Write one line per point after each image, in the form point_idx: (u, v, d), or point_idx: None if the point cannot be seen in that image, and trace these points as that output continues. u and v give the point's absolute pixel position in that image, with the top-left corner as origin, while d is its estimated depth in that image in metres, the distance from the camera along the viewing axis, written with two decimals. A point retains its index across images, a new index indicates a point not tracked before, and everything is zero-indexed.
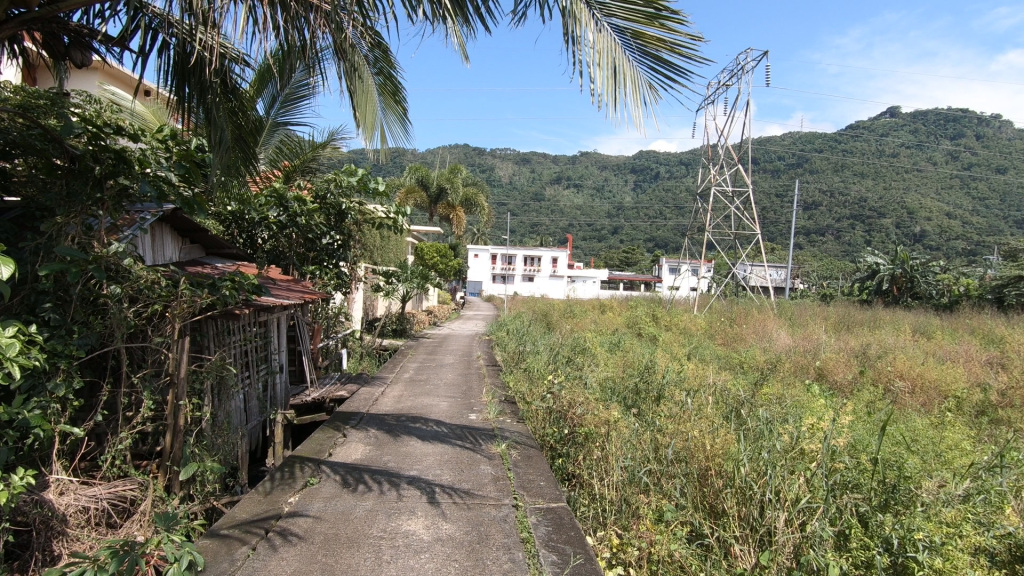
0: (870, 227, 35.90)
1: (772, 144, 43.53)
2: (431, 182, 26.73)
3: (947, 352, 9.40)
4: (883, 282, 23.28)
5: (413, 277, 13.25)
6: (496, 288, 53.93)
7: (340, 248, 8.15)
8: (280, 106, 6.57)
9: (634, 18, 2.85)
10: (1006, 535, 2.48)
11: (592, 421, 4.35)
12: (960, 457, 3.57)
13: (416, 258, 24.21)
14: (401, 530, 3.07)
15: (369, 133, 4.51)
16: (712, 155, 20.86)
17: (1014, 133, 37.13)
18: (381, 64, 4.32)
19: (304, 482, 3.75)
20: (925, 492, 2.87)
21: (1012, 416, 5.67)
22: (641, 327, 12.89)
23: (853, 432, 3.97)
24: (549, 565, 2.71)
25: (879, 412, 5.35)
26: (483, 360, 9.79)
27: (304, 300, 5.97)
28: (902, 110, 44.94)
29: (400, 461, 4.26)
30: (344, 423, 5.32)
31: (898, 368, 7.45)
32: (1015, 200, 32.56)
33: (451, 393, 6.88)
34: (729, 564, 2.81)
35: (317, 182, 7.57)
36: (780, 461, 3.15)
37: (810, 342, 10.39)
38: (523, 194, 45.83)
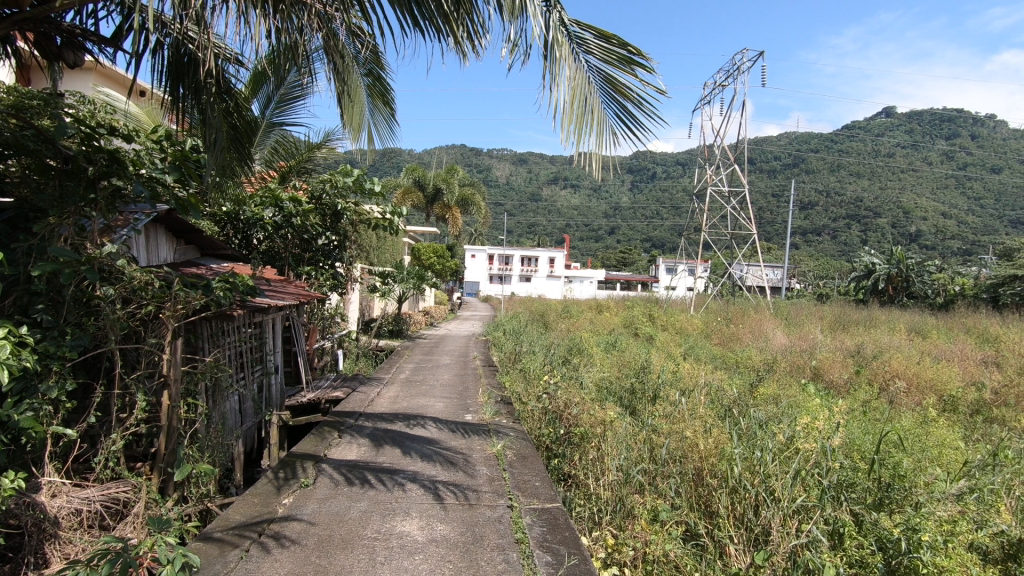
0: (866, 228, 35.91)
1: (769, 143, 43.61)
2: (427, 182, 26.71)
3: (942, 352, 9.40)
4: (879, 282, 23.33)
5: (410, 277, 13.25)
6: (493, 288, 53.98)
7: (337, 249, 8.22)
8: (275, 106, 6.50)
9: (609, 59, 3.05)
10: (999, 533, 2.52)
11: (587, 421, 4.35)
12: (952, 455, 3.58)
13: (412, 258, 24.12)
14: (396, 531, 3.06)
15: (357, 133, 4.62)
16: (708, 155, 20.90)
17: (1009, 133, 37.38)
18: (371, 65, 4.37)
19: (300, 482, 3.74)
20: (921, 492, 2.84)
21: (1005, 415, 5.69)
22: (637, 328, 12.88)
23: (849, 432, 3.96)
24: (544, 566, 2.71)
25: (877, 412, 5.36)
26: (479, 360, 9.82)
27: (300, 299, 5.95)
28: (898, 111, 45.16)
29: (395, 462, 4.26)
30: (339, 424, 5.31)
31: (893, 368, 7.46)
32: (1010, 199, 32.71)
33: (446, 394, 6.89)
34: (724, 564, 2.83)
35: (313, 182, 7.55)
36: (773, 460, 3.18)
37: (806, 342, 10.41)
38: (522, 194, 44.60)
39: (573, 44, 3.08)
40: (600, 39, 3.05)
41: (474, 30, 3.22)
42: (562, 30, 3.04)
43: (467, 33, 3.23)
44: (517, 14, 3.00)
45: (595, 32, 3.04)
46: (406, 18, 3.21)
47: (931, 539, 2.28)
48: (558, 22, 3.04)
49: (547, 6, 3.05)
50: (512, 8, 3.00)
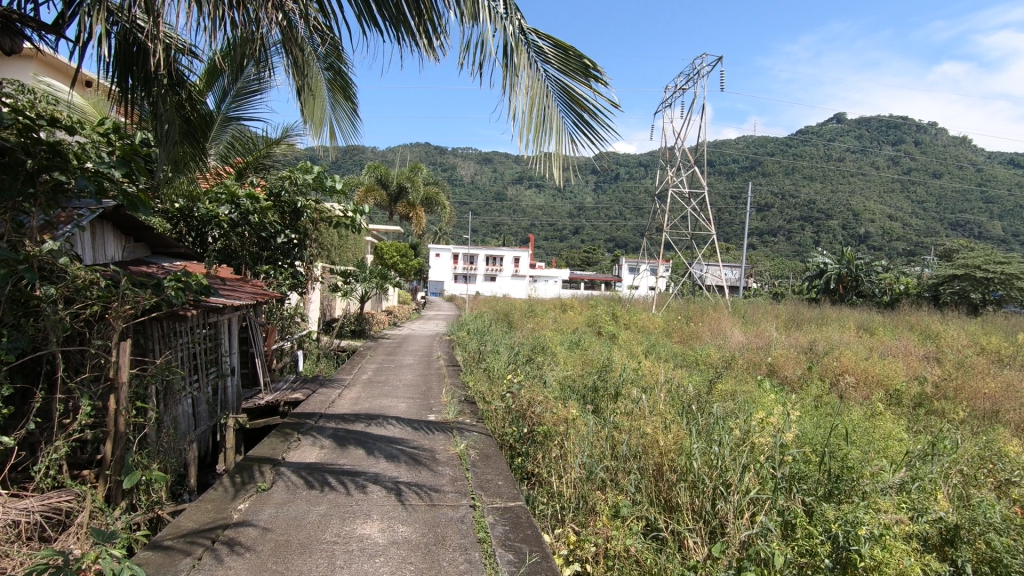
0: (819, 229, 37.31)
1: (728, 146, 44.72)
2: (390, 181, 26.40)
3: (888, 348, 9.87)
4: (830, 282, 24.19)
5: (372, 277, 13.06)
6: (458, 288, 53.73)
7: (297, 248, 8.04)
8: (231, 100, 6.23)
9: (567, 70, 3.18)
10: (937, 520, 2.65)
11: (551, 420, 4.37)
12: (896, 445, 3.77)
13: (374, 258, 23.76)
14: (356, 534, 3.01)
15: (319, 129, 4.59)
16: (669, 157, 21.27)
17: (949, 141, 39.57)
18: (332, 59, 4.29)
19: (256, 486, 3.63)
20: (867, 482, 2.97)
21: (945, 407, 6.03)
22: (600, 327, 13.05)
23: (801, 425, 4.11)
24: (505, 565, 2.71)
25: (828, 406, 5.58)
26: (443, 360, 9.78)
27: (256, 298, 5.79)
28: (848, 117, 47.10)
29: (357, 463, 4.18)
30: (299, 426, 5.19)
31: (843, 363, 7.78)
32: (950, 203, 34.58)
33: (410, 394, 6.82)
34: (683, 556, 2.90)
35: (271, 179, 7.35)
36: (731, 454, 3.27)
37: (762, 339, 10.76)
38: (485, 194, 44.56)
39: (531, 52, 3.19)
40: (557, 49, 3.17)
41: (435, 34, 3.23)
42: (521, 39, 3.15)
43: (426, 36, 3.22)
44: (476, 21, 3.07)
45: (553, 42, 3.15)
46: (365, 16, 3.18)
47: (869, 531, 2.33)
48: (517, 30, 3.13)
49: (506, 14, 3.15)
50: (471, 14, 3.10)
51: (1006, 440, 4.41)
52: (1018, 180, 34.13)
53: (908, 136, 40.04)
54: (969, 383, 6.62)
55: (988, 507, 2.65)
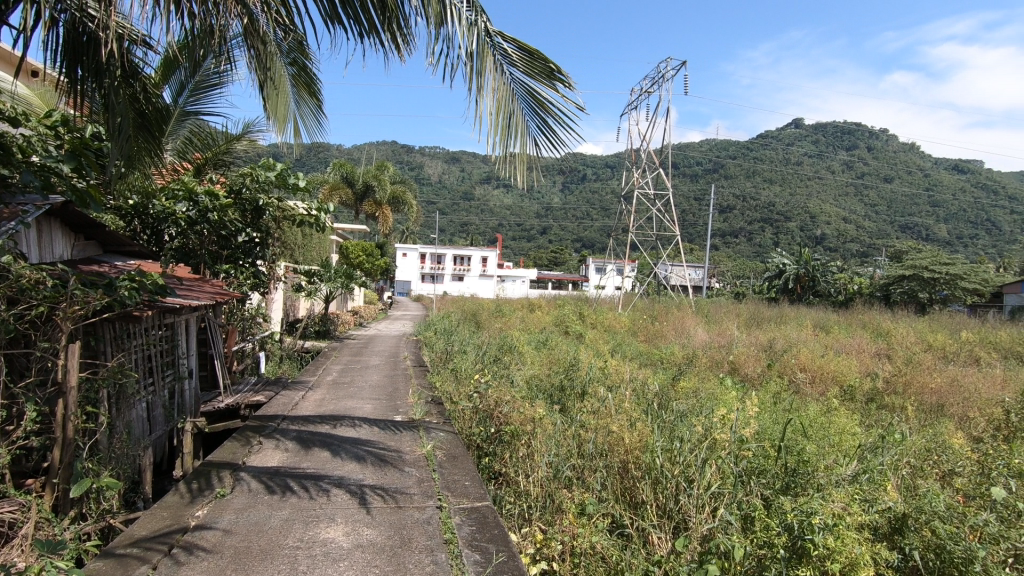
0: (778, 230, 38.42)
1: (692, 149, 45.65)
2: (356, 179, 25.98)
3: (842, 345, 10.24)
4: (789, 281, 24.95)
5: (337, 277, 12.84)
6: (425, 288, 53.32)
7: (258, 247, 7.84)
8: (189, 93, 5.96)
9: (532, 73, 3.20)
10: (887, 509, 2.77)
11: (518, 420, 4.38)
12: (848, 439, 3.92)
13: (340, 257, 23.35)
14: (320, 538, 2.96)
15: (282, 125, 4.48)
16: (635, 158, 21.58)
17: (898, 148, 41.39)
18: (295, 55, 4.23)
19: (214, 492, 3.52)
20: (822, 474, 3.07)
21: (895, 402, 6.29)
22: (567, 326, 13.16)
23: (760, 421, 4.22)
24: (472, 565, 2.70)
25: (786, 402, 5.76)
26: (409, 360, 9.68)
27: (215, 299, 5.62)
28: (805, 123, 48.70)
29: (321, 466, 4.11)
30: (261, 429, 5.06)
31: (800, 361, 8.04)
32: (900, 206, 36.13)
33: (375, 395, 6.72)
34: (648, 552, 2.95)
35: (231, 176, 7.14)
36: (693, 450, 3.35)
37: (724, 338, 11.04)
38: (452, 193, 44.31)
39: (496, 54, 3.20)
40: (522, 52, 3.18)
41: (400, 35, 3.20)
42: (486, 41, 3.16)
43: (392, 35, 3.18)
44: (442, 22, 3.07)
45: (519, 45, 3.17)
46: (328, 12, 3.12)
47: (823, 520, 2.42)
48: (482, 32, 3.14)
49: (472, 16, 3.15)
50: (437, 15, 3.07)
51: (950, 432, 4.63)
52: (962, 185, 35.92)
53: (861, 142, 41.66)
54: (917, 379, 6.91)
55: (934, 495, 2.77)
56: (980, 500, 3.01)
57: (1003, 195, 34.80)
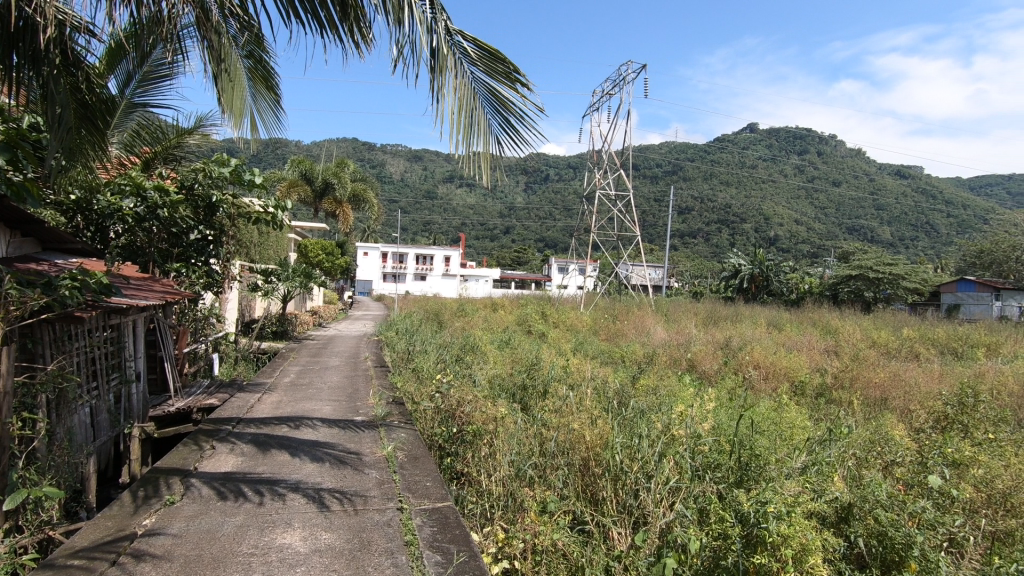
0: (734, 231, 39.58)
1: (651, 151, 46.57)
2: (315, 175, 25.40)
3: (793, 343, 10.64)
4: (744, 281, 25.73)
5: (295, 276, 12.56)
6: (387, 288, 52.64)
7: (212, 245, 7.58)
8: (137, 85, 5.67)
9: (492, 72, 3.21)
10: (834, 500, 2.90)
11: (480, 418, 4.36)
12: (797, 433, 4.07)
13: (298, 256, 22.80)
14: (276, 544, 2.88)
15: (238, 120, 4.33)
16: (596, 160, 21.87)
17: (846, 153, 43.34)
18: (251, 47, 4.08)
19: (162, 500, 3.38)
20: (773, 467, 3.17)
21: (842, 397, 6.58)
22: (530, 325, 13.23)
23: (716, 417, 4.34)
24: (433, 566, 2.69)
25: (741, 398, 5.95)
26: (370, 360, 9.54)
27: (165, 299, 5.39)
28: (760, 128, 50.32)
29: (278, 469, 4.00)
30: (213, 433, 4.89)
31: (754, 358, 8.31)
32: (848, 210, 37.78)
33: (335, 397, 6.59)
34: (608, 547, 2.99)
35: (182, 171, 6.89)
36: (653, 446, 3.42)
37: (682, 336, 11.30)
38: (415, 192, 43.89)
39: (457, 53, 3.19)
40: (482, 51, 3.18)
41: (359, 32, 3.16)
42: (446, 40, 3.15)
43: (350, 30, 3.13)
44: (402, 19, 3.04)
45: (479, 44, 3.17)
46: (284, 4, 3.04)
47: (776, 509, 2.49)
48: (442, 31, 3.13)
49: (432, 14, 3.13)
50: (397, 12, 3.04)
51: (892, 424, 4.87)
52: (904, 190, 37.83)
53: (812, 147, 43.35)
54: (863, 374, 7.24)
55: (877, 485, 2.90)
56: (919, 488, 3.18)
57: (941, 200, 36.82)
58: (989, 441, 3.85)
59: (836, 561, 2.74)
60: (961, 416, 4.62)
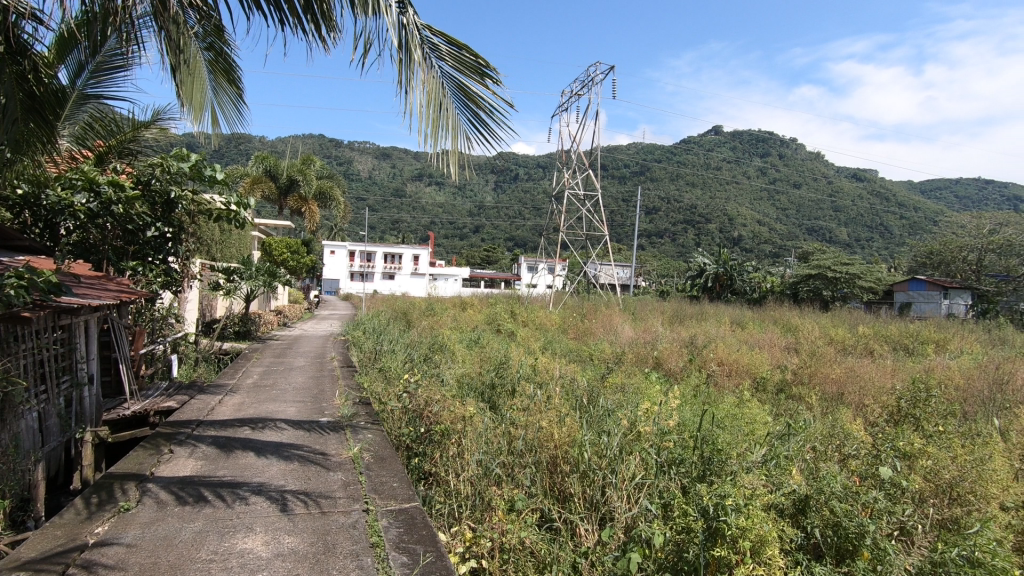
0: (699, 232, 40.37)
1: (620, 151, 47.14)
2: (280, 172, 24.79)
3: (756, 340, 10.91)
4: (709, 280, 26.28)
5: (258, 275, 12.26)
6: (354, 287, 51.87)
7: (170, 242, 7.34)
8: (90, 76, 5.39)
9: (461, 67, 3.19)
10: (791, 492, 3.00)
11: (448, 418, 4.33)
12: (758, 427, 4.18)
13: (262, 254, 22.25)
14: (236, 549, 2.81)
15: (198, 113, 4.24)
16: (565, 159, 22.00)
17: (806, 156, 44.71)
18: (212, 39, 3.96)
19: (117, 506, 3.26)
20: (734, 461, 3.26)
21: (801, 392, 6.79)
22: (499, 324, 13.24)
23: (681, 413, 4.42)
24: (399, 567, 2.67)
25: (705, 395, 6.07)
26: (337, 361, 9.39)
27: (120, 298, 5.18)
28: (724, 130, 51.45)
29: (240, 473, 3.90)
30: (172, 436, 4.74)
31: (718, 355, 8.50)
32: (807, 211, 39.00)
33: (300, 397, 6.47)
34: (575, 544, 3.03)
35: (139, 165, 6.64)
36: (619, 444, 3.47)
37: (648, 334, 11.48)
38: (383, 189, 43.42)
39: (425, 48, 3.18)
40: (451, 46, 3.17)
41: (324, 22, 3.11)
42: (414, 33, 3.13)
43: (315, 21, 3.08)
44: (368, 13, 3.02)
45: (447, 39, 3.17)
46: None
47: (735, 502, 2.55)
48: (410, 25, 3.12)
49: (400, 8, 3.11)
50: (364, 5, 3.01)
51: (848, 418, 5.05)
52: (860, 193, 39.25)
53: (773, 149, 44.63)
54: (821, 370, 7.47)
55: (832, 478, 2.99)
56: (871, 479, 3.30)
57: (894, 202, 38.32)
58: (937, 434, 4.02)
59: (793, 551, 2.82)
60: (913, 410, 4.81)
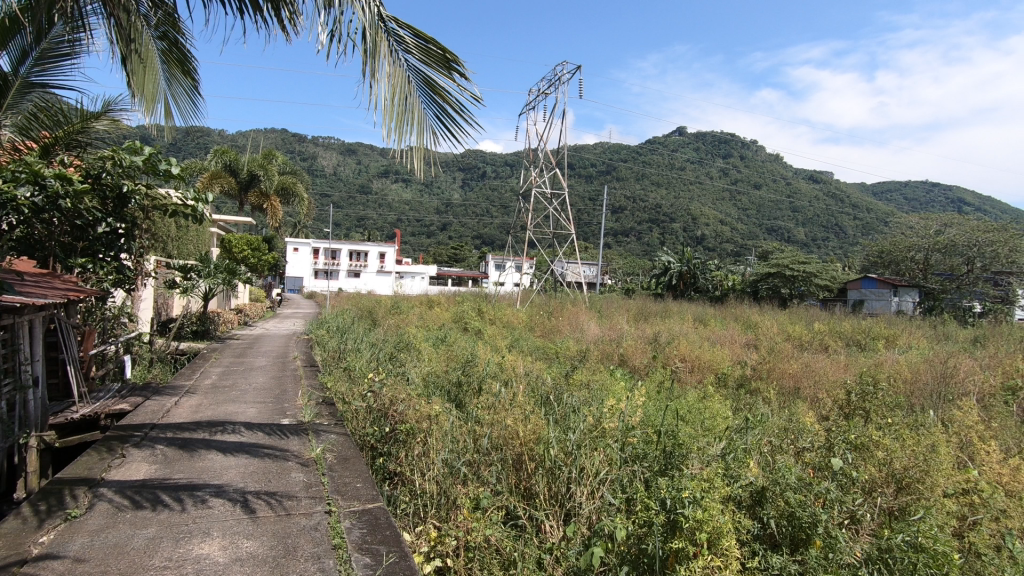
0: (664, 231, 41.09)
1: (586, 150, 47.60)
2: (240, 167, 24.08)
3: (717, 336, 11.20)
4: (673, 278, 26.76)
5: (218, 273, 11.90)
6: (318, 284, 50.91)
7: (123, 238, 7.06)
8: (34, 64, 5.11)
9: (428, 61, 3.17)
10: (748, 484, 3.10)
11: (413, 417, 4.28)
12: (718, 421, 4.29)
13: (221, 250, 21.61)
14: (192, 555, 2.73)
15: (151, 105, 4.06)
16: (532, 158, 22.09)
17: (766, 158, 46.10)
18: (166, 27, 3.85)
19: (65, 514, 3.12)
20: (694, 454, 3.34)
21: (760, 387, 7.00)
22: (466, 322, 13.21)
23: (645, 409, 4.49)
24: (362, 569, 2.64)
25: (667, 391, 6.19)
26: (300, 360, 9.21)
27: (69, 298, 4.93)
28: (687, 131, 52.54)
29: (198, 475, 3.79)
30: (125, 439, 4.57)
31: (681, 352, 8.68)
32: (767, 211, 40.13)
33: (261, 398, 6.32)
34: (540, 540, 3.06)
35: (88, 158, 6.32)
36: (584, 441, 3.52)
37: (614, 332, 11.63)
38: (348, 186, 42.69)
39: (391, 41, 3.14)
40: (417, 40, 3.15)
41: (285, 8, 3.04)
42: (380, 26, 3.09)
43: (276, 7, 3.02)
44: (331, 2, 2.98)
45: (414, 32, 3.14)
46: None
47: (692, 495, 2.60)
48: (376, 17, 3.08)
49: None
50: None
51: (803, 412, 5.22)
52: (816, 194, 40.66)
53: (734, 151, 45.80)
54: (778, 365, 7.70)
55: (787, 469, 3.10)
56: (825, 471, 3.42)
57: (848, 203, 39.85)
58: (888, 426, 4.18)
59: (750, 542, 2.91)
60: (863, 402, 5.01)
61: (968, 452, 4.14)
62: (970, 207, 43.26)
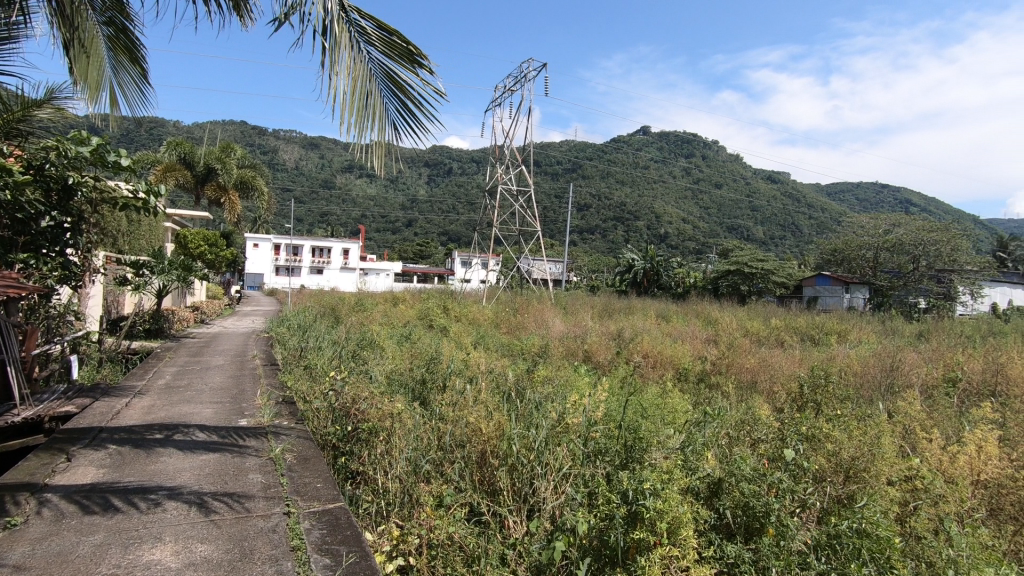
0: (628, 228, 41.70)
1: (552, 148, 47.87)
2: (196, 160, 23.32)
3: (678, 332, 11.44)
4: (637, 275, 27.16)
5: (173, 269, 11.48)
6: (279, 281, 49.67)
7: (69, 232, 6.73)
8: None
9: (390, 53, 3.13)
10: (705, 476, 3.19)
11: (375, 415, 4.21)
12: (678, 415, 4.38)
13: (176, 245, 20.86)
14: (143, 561, 2.64)
15: (95, 93, 3.90)
16: (499, 155, 22.11)
17: (726, 158, 47.25)
18: (111, 13, 3.69)
19: (4, 522, 2.96)
20: (654, 448, 3.40)
21: (718, 381, 7.19)
22: (431, 319, 13.13)
23: (607, 404, 4.54)
24: (321, 570, 2.60)
25: (629, 386, 6.29)
26: (259, 359, 8.98)
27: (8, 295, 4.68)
28: (651, 131, 53.42)
29: (151, 477, 3.66)
30: (72, 442, 4.37)
31: (643, 347, 8.83)
32: (727, 210, 41.16)
33: (218, 398, 6.13)
34: (503, 536, 3.08)
35: (29, 148, 5.99)
36: (547, 437, 3.54)
37: (578, 328, 11.77)
38: (311, 180, 41.85)
39: (353, 32, 3.09)
40: (381, 32, 3.10)
41: None
42: (341, 16, 3.03)
43: None
44: None
45: (376, 24, 3.09)
46: None
47: (652, 486, 2.65)
48: (337, 7, 3.02)
49: None
50: None
51: (759, 405, 5.37)
52: (773, 194, 41.87)
53: (696, 151, 46.79)
54: (736, 360, 7.92)
55: (742, 461, 3.19)
56: (778, 461, 3.54)
57: (805, 203, 41.18)
58: (837, 417, 4.35)
59: (707, 532, 3.00)
60: (815, 395, 5.20)
61: (910, 441, 4.34)
62: (917, 207, 45.29)
